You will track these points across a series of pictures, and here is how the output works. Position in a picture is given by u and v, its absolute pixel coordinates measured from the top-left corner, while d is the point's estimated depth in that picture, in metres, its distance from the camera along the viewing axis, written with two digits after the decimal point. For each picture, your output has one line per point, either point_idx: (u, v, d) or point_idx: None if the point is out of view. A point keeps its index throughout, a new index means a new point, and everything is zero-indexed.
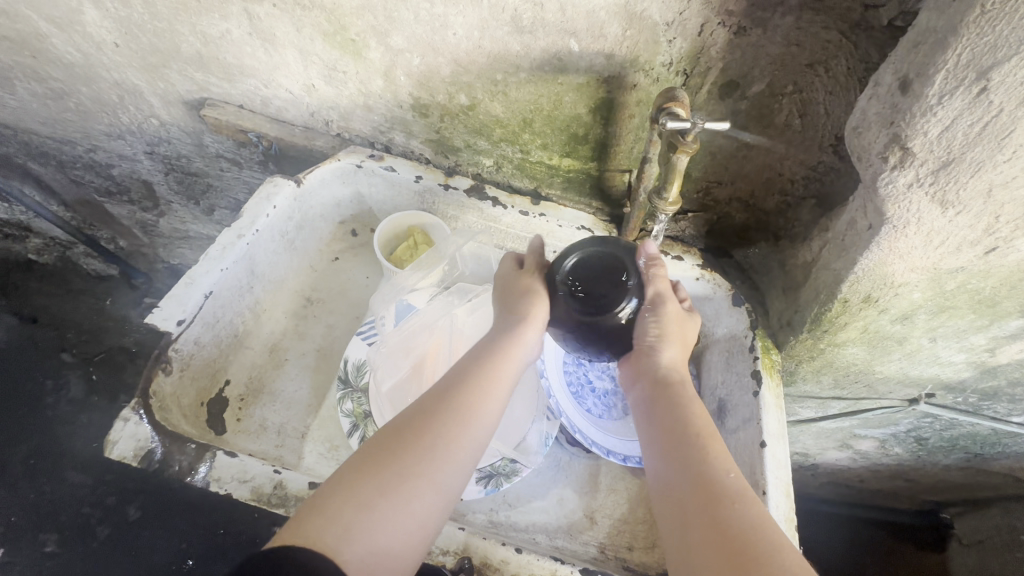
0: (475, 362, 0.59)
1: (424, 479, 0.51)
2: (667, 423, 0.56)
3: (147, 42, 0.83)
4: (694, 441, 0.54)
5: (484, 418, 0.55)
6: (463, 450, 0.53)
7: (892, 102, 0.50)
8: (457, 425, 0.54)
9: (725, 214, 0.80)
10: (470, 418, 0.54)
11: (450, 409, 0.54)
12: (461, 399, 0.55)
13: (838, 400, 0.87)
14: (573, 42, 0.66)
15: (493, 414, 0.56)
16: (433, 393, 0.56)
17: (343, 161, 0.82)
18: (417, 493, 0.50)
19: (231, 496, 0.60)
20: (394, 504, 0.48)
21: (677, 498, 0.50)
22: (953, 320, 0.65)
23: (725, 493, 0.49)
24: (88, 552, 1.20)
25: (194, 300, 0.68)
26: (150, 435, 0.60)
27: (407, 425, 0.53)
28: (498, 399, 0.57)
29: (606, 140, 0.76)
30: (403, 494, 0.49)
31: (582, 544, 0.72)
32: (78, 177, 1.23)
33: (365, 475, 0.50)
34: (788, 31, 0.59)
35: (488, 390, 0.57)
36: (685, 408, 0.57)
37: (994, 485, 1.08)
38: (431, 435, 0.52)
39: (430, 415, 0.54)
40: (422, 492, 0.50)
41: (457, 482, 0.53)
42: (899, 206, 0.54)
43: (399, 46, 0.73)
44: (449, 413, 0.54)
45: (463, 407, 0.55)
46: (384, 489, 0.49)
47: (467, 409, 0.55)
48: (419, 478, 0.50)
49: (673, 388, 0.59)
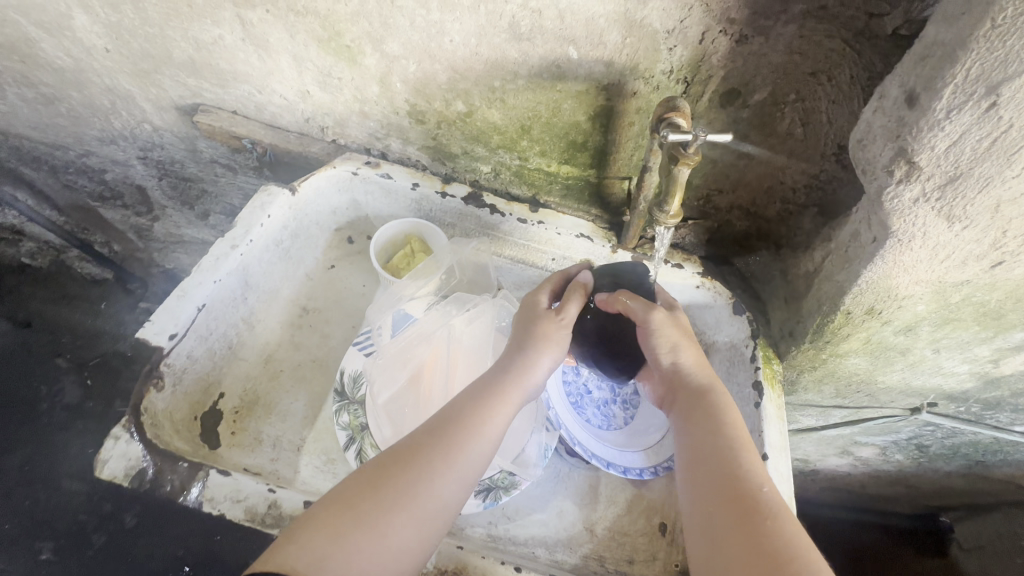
0: (471, 397, 0.58)
1: (407, 514, 0.50)
2: (703, 430, 0.56)
3: (138, 47, 0.82)
4: (726, 449, 0.54)
5: (471, 459, 0.55)
6: (447, 488, 0.53)
7: (898, 116, 0.49)
8: (447, 462, 0.53)
9: (725, 222, 0.79)
10: (460, 455, 0.54)
11: (441, 444, 0.54)
12: (453, 435, 0.54)
13: (839, 409, 0.86)
14: (572, 50, 0.65)
15: (480, 455, 0.55)
16: (427, 425, 0.56)
17: (338, 169, 0.81)
18: (397, 527, 0.49)
19: (224, 516, 0.59)
20: (373, 537, 0.48)
21: (711, 502, 0.50)
22: (956, 331, 0.64)
23: (760, 502, 0.49)
24: (83, 560, 1.19)
25: (187, 313, 0.67)
26: (141, 455, 0.59)
27: (397, 456, 0.53)
28: (489, 437, 0.56)
29: (605, 148, 0.75)
30: (382, 528, 0.49)
31: (582, 558, 0.71)
32: (71, 182, 1.21)
33: (349, 503, 0.50)
34: (791, 39, 0.58)
35: (479, 431, 0.55)
36: (718, 417, 0.57)
37: (994, 491, 1.08)
38: (418, 468, 0.52)
39: (422, 450, 0.53)
40: (402, 526, 0.50)
41: (440, 519, 0.52)
42: (905, 220, 0.53)
43: (394, 52, 0.72)
44: (441, 448, 0.54)
45: (454, 443, 0.54)
46: (364, 519, 0.49)
47: (458, 448, 0.54)
48: (400, 513, 0.50)
49: (702, 395, 0.60)
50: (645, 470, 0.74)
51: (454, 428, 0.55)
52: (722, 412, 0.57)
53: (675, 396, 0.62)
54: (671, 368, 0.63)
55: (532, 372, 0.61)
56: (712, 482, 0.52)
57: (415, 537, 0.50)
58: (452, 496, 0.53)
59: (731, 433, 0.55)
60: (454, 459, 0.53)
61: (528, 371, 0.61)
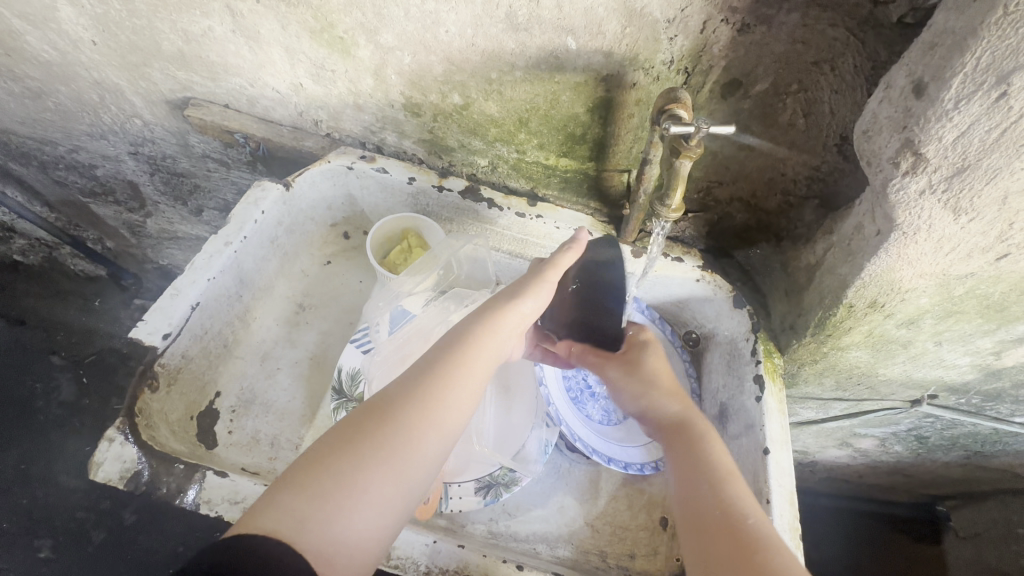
0: (448, 352, 0.57)
1: (387, 471, 0.49)
2: (687, 463, 0.56)
3: (126, 40, 0.80)
4: (715, 479, 0.53)
5: (453, 413, 0.54)
6: (430, 445, 0.52)
7: (905, 106, 0.49)
8: (426, 416, 0.52)
9: (725, 214, 0.78)
10: (439, 410, 0.53)
11: (422, 401, 0.52)
12: (432, 389, 0.53)
13: (839, 401, 0.86)
14: (571, 40, 0.63)
15: (462, 408, 0.55)
16: (404, 383, 0.54)
17: (333, 163, 0.80)
18: (378, 486, 0.48)
19: (222, 518, 0.59)
20: (354, 495, 0.47)
21: (699, 535, 0.49)
22: (960, 324, 0.64)
23: (754, 534, 0.47)
24: (84, 558, 1.18)
25: (180, 312, 0.66)
26: (137, 456, 0.59)
27: (374, 412, 0.52)
28: (471, 389, 0.56)
29: (604, 140, 0.74)
30: (364, 485, 0.47)
31: (583, 553, 0.71)
32: (61, 178, 1.19)
33: (327, 461, 0.48)
34: (794, 28, 0.57)
35: (457, 386, 0.54)
36: (704, 449, 0.57)
37: (992, 480, 1.08)
38: (400, 427, 0.51)
39: (399, 404, 0.52)
40: (382, 483, 0.49)
41: (422, 476, 0.51)
42: (910, 213, 0.53)
43: (389, 43, 0.70)
44: (419, 403, 0.52)
45: (435, 399, 0.53)
46: (343, 478, 0.47)
47: (436, 403, 0.53)
48: (382, 471, 0.49)
49: (684, 427, 0.61)
50: (645, 465, 0.74)
51: (432, 384, 0.54)
52: (708, 448, 0.57)
53: (657, 432, 0.63)
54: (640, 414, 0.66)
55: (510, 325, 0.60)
56: (699, 511, 0.51)
57: (397, 496, 0.49)
58: (433, 452, 0.52)
59: (717, 465, 0.55)
60: (432, 414, 0.52)
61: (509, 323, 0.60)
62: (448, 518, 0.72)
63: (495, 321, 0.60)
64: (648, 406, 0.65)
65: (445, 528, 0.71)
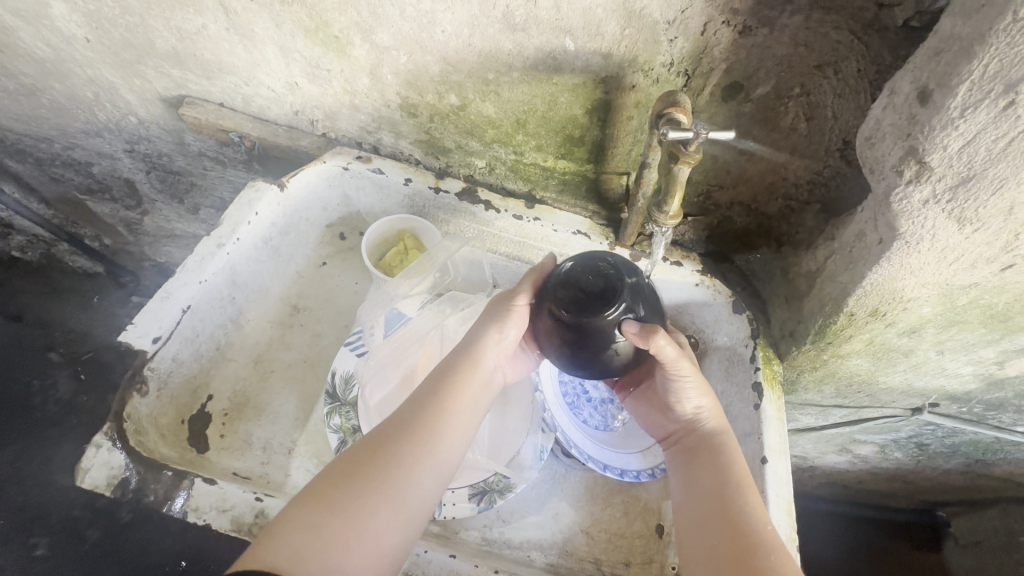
0: (434, 382, 0.57)
1: (387, 501, 0.50)
2: (706, 472, 0.58)
3: (120, 37, 0.79)
4: (730, 491, 0.55)
5: (444, 441, 0.54)
6: (423, 473, 0.52)
7: (909, 114, 0.48)
8: (421, 448, 0.53)
9: (725, 219, 0.77)
10: (431, 439, 0.53)
11: (409, 430, 0.53)
12: (423, 419, 0.54)
13: (839, 408, 0.85)
14: (569, 41, 0.62)
15: (453, 432, 0.55)
16: (392, 417, 0.55)
17: (329, 163, 0.79)
18: (376, 513, 0.49)
19: (209, 526, 0.58)
20: (354, 523, 0.47)
21: (712, 540, 0.53)
22: (962, 333, 0.63)
23: (761, 545, 0.51)
24: (80, 555, 1.17)
25: (171, 315, 0.65)
26: (125, 464, 0.58)
27: (369, 445, 0.52)
28: (460, 417, 0.56)
29: (603, 142, 0.73)
30: (362, 514, 0.48)
31: (578, 561, 0.70)
32: (57, 175, 1.18)
33: (326, 495, 0.49)
34: (796, 31, 0.55)
35: (447, 414, 0.55)
36: (722, 459, 0.58)
37: (992, 488, 1.07)
38: (390, 457, 0.51)
39: (390, 437, 0.53)
40: (383, 514, 0.49)
41: (420, 503, 0.52)
42: (913, 222, 0.52)
43: (384, 43, 0.69)
44: (412, 434, 0.53)
45: (423, 427, 0.54)
46: (342, 509, 0.48)
47: (429, 432, 0.54)
48: (378, 498, 0.49)
49: (715, 444, 0.60)
50: (642, 472, 0.73)
51: (421, 415, 0.54)
52: (730, 460, 0.58)
53: (681, 442, 0.63)
54: (689, 416, 0.63)
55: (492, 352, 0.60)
56: (712, 523, 0.54)
57: (397, 523, 0.50)
58: (432, 480, 0.53)
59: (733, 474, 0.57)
60: (426, 444, 0.53)
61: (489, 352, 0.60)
62: (441, 525, 0.71)
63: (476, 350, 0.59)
64: (693, 409, 0.62)
65: (438, 535, 0.70)
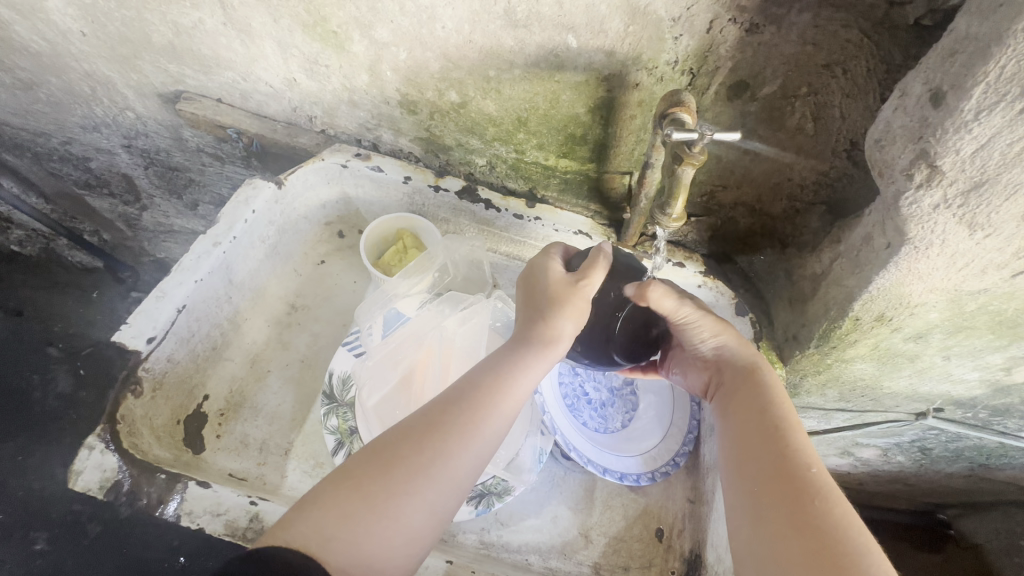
0: (485, 372, 0.55)
1: (421, 499, 0.48)
2: (750, 411, 0.55)
3: (115, 31, 0.78)
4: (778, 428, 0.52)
5: (488, 444, 0.52)
6: (462, 471, 0.51)
7: (921, 116, 0.46)
8: (463, 449, 0.51)
9: (730, 219, 0.76)
10: (475, 438, 0.51)
11: (455, 428, 0.51)
12: (470, 418, 0.52)
13: (842, 411, 0.84)
14: (571, 38, 0.61)
15: (498, 433, 0.53)
16: (437, 405, 0.52)
17: (327, 160, 0.78)
18: (410, 509, 0.47)
19: (203, 530, 0.58)
20: (384, 519, 0.46)
21: (753, 473, 0.50)
22: (969, 339, 0.62)
23: (808, 485, 0.46)
24: (78, 550, 1.15)
25: (165, 315, 0.65)
26: (117, 466, 0.58)
27: (412, 434, 0.50)
28: (506, 421, 0.54)
29: (606, 141, 0.71)
30: (394, 509, 0.46)
31: (577, 564, 0.70)
32: (55, 170, 1.17)
33: (361, 482, 0.47)
34: (804, 29, 0.54)
35: (494, 415, 0.53)
36: (768, 401, 0.55)
37: (995, 491, 1.07)
38: (431, 453, 0.49)
39: (434, 428, 0.50)
40: (415, 511, 0.48)
41: (453, 501, 0.50)
42: (923, 227, 0.50)
43: (383, 38, 0.68)
44: (456, 432, 0.51)
45: (468, 424, 0.51)
46: (374, 502, 0.46)
47: (474, 434, 0.51)
48: (414, 494, 0.48)
49: (755, 378, 0.58)
50: (642, 476, 0.73)
51: (469, 412, 0.52)
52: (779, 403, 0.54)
53: (721, 380, 0.61)
54: (710, 354, 0.63)
55: (550, 351, 0.57)
56: (754, 459, 0.50)
57: (428, 520, 0.48)
58: (468, 480, 0.52)
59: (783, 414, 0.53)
60: (470, 445, 0.51)
61: (547, 352, 0.57)
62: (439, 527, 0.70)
63: (533, 346, 0.57)
64: (714, 346, 0.62)
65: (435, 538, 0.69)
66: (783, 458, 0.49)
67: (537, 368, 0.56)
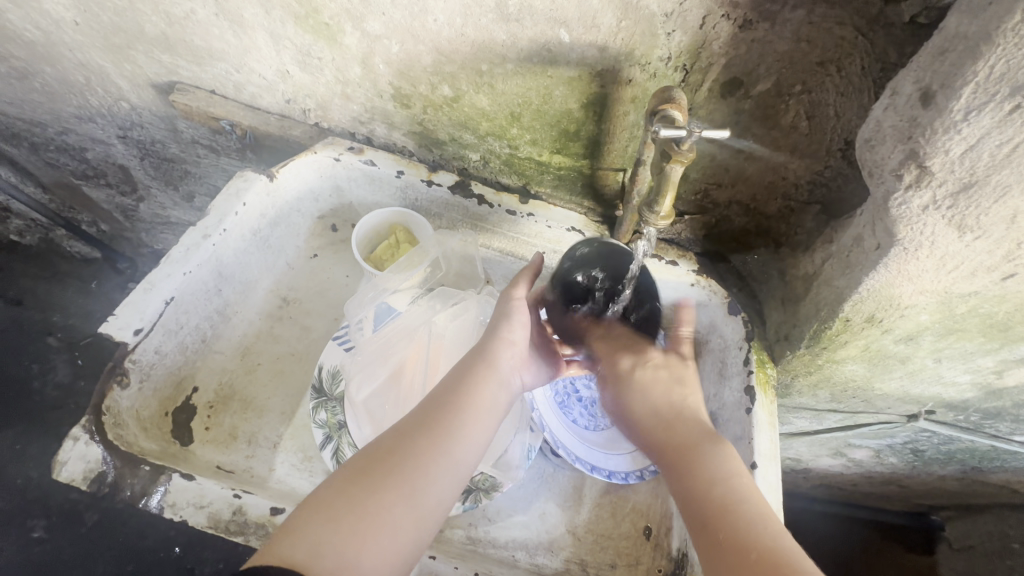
0: (452, 383, 0.60)
1: (400, 497, 0.51)
2: (684, 487, 0.57)
3: (108, 21, 0.77)
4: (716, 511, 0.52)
5: (464, 442, 0.56)
6: (441, 469, 0.54)
7: (911, 115, 0.46)
8: (436, 448, 0.54)
9: (724, 218, 0.75)
10: (448, 438, 0.55)
11: (427, 428, 0.55)
12: (439, 419, 0.56)
13: (834, 412, 0.84)
14: (564, 32, 0.60)
15: (474, 435, 0.57)
16: (411, 418, 0.56)
17: (319, 154, 0.78)
18: (392, 511, 0.50)
19: (186, 522, 0.58)
20: (369, 520, 0.48)
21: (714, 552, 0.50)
22: (960, 342, 0.61)
23: (775, 554, 0.47)
24: (76, 538, 1.15)
25: (153, 307, 0.65)
26: (101, 457, 0.58)
27: (387, 444, 0.54)
28: (478, 421, 0.58)
29: (599, 137, 0.71)
30: (378, 510, 0.49)
31: (563, 561, 0.70)
32: (53, 160, 1.17)
33: (341, 488, 0.50)
34: (798, 26, 0.53)
35: (466, 416, 0.57)
36: (718, 471, 0.56)
37: (986, 493, 1.06)
38: (408, 456, 0.53)
39: (407, 434, 0.54)
40: (397, 510, 0.50)
41: (434, 505, 0.53)
42: (912, 228, 0.50)
43: (375, 31, 0.67)
44: (426, 433, 0.55)
45: (441, 428, 0.55)
46: (355, 504, 0.49)
47: (445, 433, 0.55)
48: (395, 496, 0.50)
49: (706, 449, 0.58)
50: (631, 474, 0.72)
51: (440, 414, 0.56)
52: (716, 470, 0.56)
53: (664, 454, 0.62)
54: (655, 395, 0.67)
55: (502, 356, 0.63)
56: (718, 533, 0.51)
57: (411, 522, 0.51)
58: (450, 477, 0.54)
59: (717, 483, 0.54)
60: (443, 445, 0.54)
61: (500, 355, 0.63)
62: None
63: (487, 358, 0.62)
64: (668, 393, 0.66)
65: None
66: (736, 526, 0.50)
67: (495, 375, 0.61)
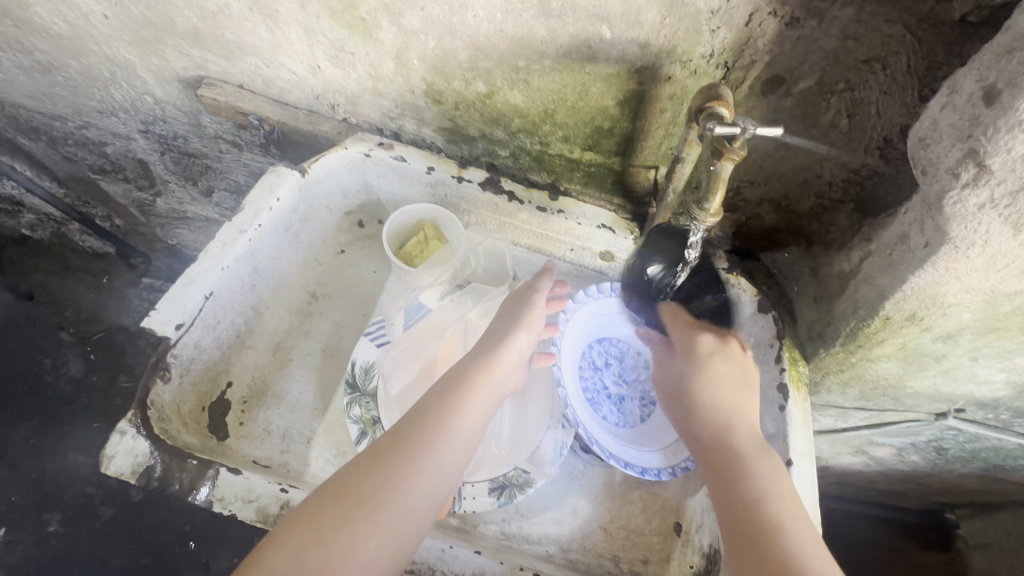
0: (458, 380, 0.60)
1: (386, 507, 0.51)
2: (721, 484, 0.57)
3: (139, 15, 0.77)
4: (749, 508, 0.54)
5: (456, 447, 0.56)
6: (427, 477, 0.53)
7: (972, 114, 0.46)
8: (418, 466, 0.53)
9: (754, 215, 0.75)
10: (444, 438, 0.55)
11: (429, 426, 0.55)
12: (422, 438, 0.54)
13: (861, 410, 0.84)
14: (606, 29, 0.60)
15: (465, 442, 0.57)
16: (415, 415, 0.57)
17: (350, 149, 0.77)
18: (375, 525, 0.50)
19: (235, 516, 0.59)
20: (356, 528, 0.49)
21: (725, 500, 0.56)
22: (1000, 340, 0.62)
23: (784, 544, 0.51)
24: (91, 533, 1.15)
25: (193, 302, 0.65)
26: (149, 451, 0.58)
27: (358, 469, 0.53)
28: (474, 422, 0.58)
29: (633, 135, 0.71)
30: (366, 519, 0.50)
31: (596, 557, 0.70)
32: (71, 154, 1.17)
33: (321, 511, 0.50)
34: (847, 23, 0.53)
35: (465, 418, 0.57)
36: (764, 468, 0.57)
37: (1006, 492, 1.07)
38: (404, 458, 0.53)
39: (407, 435, 0.55)
40: (379, 525, 0.50)
41: (416, 519, 0.52)
42: (966, 226, 0.50)
43: (412, 26, 0.67)
44: (423, 434, 0.55)
45: (440, 427, 0.56)
46: (328, 531, 0.49)
47: (429, 451, 0.54)
48: (383, 505, 0.51)
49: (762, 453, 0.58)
50: (663, 471, 0.71)
51: (444, 413, 0.56)
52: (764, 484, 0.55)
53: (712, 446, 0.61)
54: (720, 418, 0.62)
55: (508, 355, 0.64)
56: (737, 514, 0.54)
57: (392, 535, 0.50)
58: (428, 492, 0.53)
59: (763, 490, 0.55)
60: (437, 446, 0.55)
61: (503, 359, 0.63)
62: (460, 518, 0.71)
63: (495, 348, 0.63)
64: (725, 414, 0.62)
65: (457, 528, 0.70)
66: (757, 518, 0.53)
67: (503, 364, 0.63)
